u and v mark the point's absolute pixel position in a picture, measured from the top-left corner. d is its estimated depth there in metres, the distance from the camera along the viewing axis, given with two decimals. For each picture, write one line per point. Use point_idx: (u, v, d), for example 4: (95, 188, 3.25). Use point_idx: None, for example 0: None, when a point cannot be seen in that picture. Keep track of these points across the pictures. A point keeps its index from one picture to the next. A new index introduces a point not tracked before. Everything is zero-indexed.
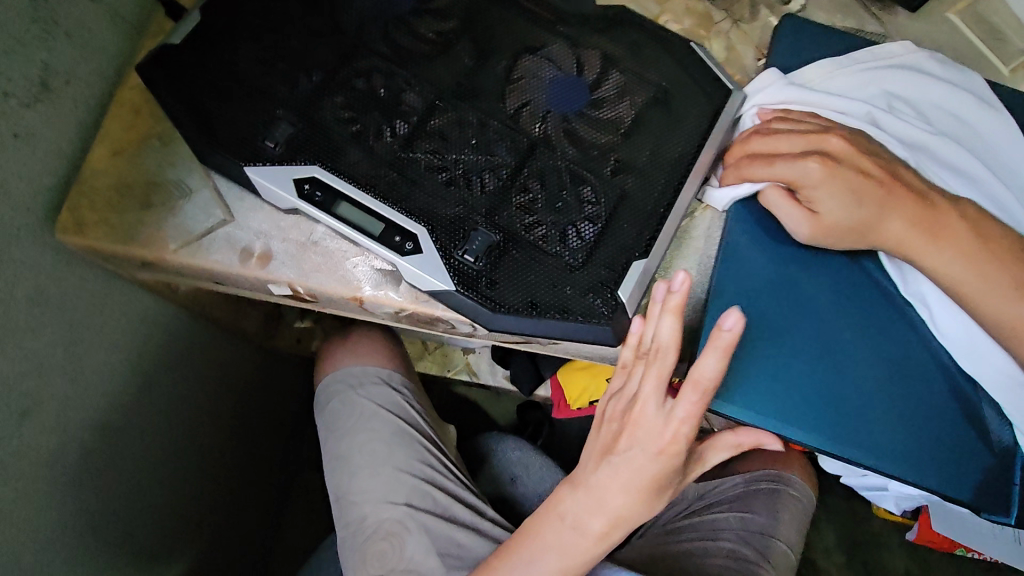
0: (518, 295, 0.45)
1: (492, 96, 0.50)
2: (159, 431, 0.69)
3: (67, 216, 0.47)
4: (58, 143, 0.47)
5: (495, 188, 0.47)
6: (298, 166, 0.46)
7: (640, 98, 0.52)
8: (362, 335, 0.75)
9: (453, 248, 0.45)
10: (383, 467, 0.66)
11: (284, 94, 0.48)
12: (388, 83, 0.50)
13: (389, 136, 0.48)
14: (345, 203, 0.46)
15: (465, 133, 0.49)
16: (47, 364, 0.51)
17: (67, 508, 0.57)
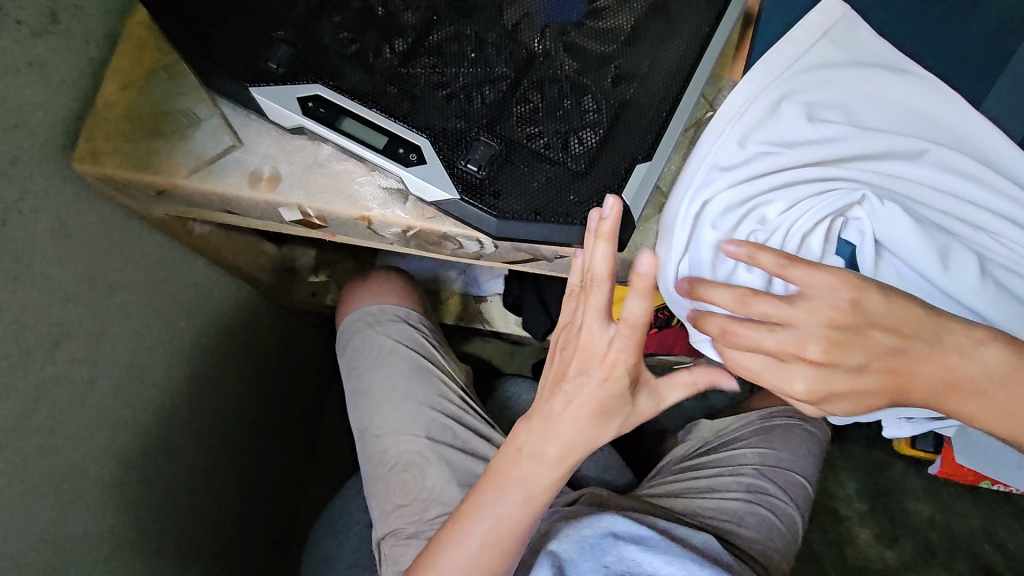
0: (521, 202, 0.46)
1: (489, 10, 0.50)
2: (183, 377, 0.71)
3: (84, 147, 0.49)
4: (71, 75, 0.48)
5: (496, 99, 0.48)
6: (301, 85, 0.47)
7: (638, 7, 0.51)
8: (381, 278, 0.76)
9: (456, 158, 0.46)
10: (403, 401, 0.68)
11: (283, 16, 0.48)
12: (386, 1, 0.50)
13: (388, 53, 0.48)
14: (349, 119, 0.47)
15: (463, 48, 0.49)
16: (74, 296, 0.54)
17: (100, 441, 0.60)
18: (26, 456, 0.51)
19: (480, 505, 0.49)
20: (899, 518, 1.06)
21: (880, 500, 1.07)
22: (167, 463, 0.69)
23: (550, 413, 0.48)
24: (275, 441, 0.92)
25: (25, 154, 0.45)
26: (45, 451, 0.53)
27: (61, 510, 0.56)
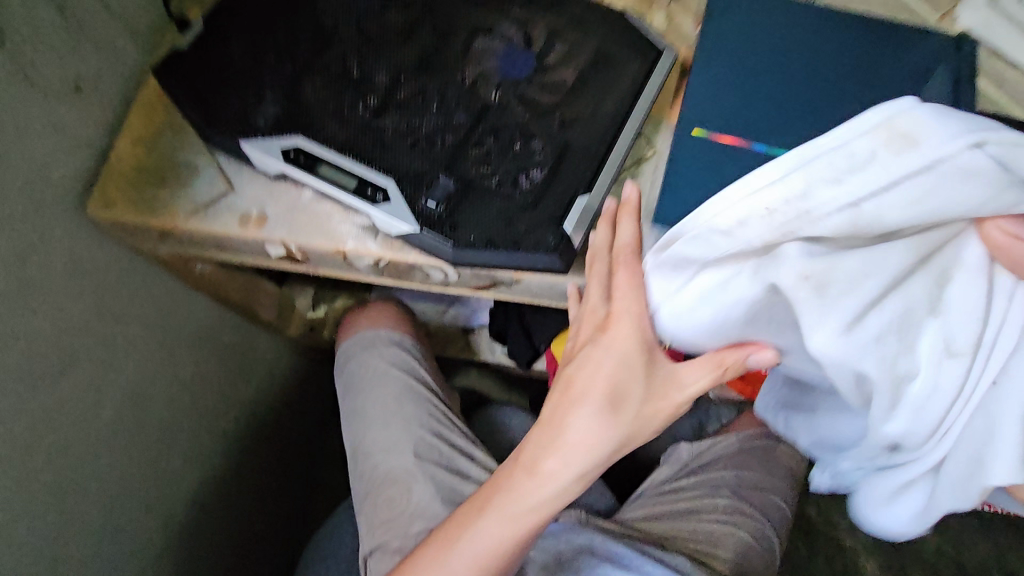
0: (476, 233, 0.51)
1: (449, 71, 0.58)
2: (182, 407, 0.76)
3: (98, 195, 0.56)
4: (91, 135, 0.56)
5: (454, 145, 0.54)
6: (285, 137, 0.54)
7: (581, 62, 0.58)
8: (378, 305, 0.82)
9: (418, 197, 0.52)
10: (391, 421, 0.72)
11: (272, 81, 0.56)
12: (360, 65, 0.58)
13: (361, 108, 0.56)
14: (325, 165, 0.54)
15: (426, 103, 0.56)
16: (85, 327, 0.60)
17: (102, 464, 0.64)
18: (34, 474, 0.56)
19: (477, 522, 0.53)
20: (899, 546, 1.05)
21: None
22: (163, 488, 0.73)
23: (560, 430, 0.50)
24: (271, 472, 0.96)
25: (46, 202, 0.53)
26: (51, 470, 0.58)
27: (63, 528, 0.60)
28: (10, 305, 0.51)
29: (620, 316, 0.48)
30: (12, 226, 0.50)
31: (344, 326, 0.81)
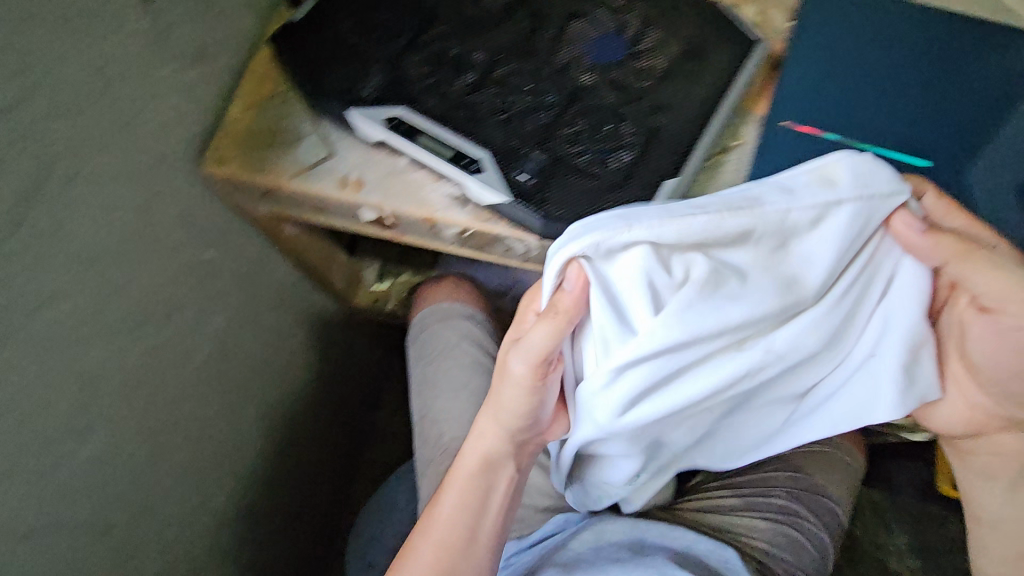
0: (564, 206, 0.53)
1: (543, 52, 0.60)
2: (258, 362, 0.81)
3: (213, 153, 0.61)
4: (210, 98, 0.61)
5: (546, 123, 0.56)
6: (387, 108, 0.57)
7: (673, 50, 0.59)
8: (453, 283, 0.85)
9: (509, 169, 0.55)
10: (461, 391, 0.74)
11: (377, 55, 0.59)
12: (460, 43, 0.60)
13: (459, 84, 0.58)
14: (425, 136, 0.57)
15: (520, 82, 0.59)
16: (190, 277, 0.64)
17: (191, 407, 0.69)
18: (138, 407, 0.61)
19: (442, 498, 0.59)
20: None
21: (941, 557, 1.02)
22: (236, 437, 0.78)
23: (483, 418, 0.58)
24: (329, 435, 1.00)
25: (170, 156, 0.57)
26: (152, 405, 0.63)
27: (156, 460, 0.65)
28: (135, 247, 0.56)
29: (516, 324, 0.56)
30: (142, 176, 0.54)
31: (422, 296, 0.85)
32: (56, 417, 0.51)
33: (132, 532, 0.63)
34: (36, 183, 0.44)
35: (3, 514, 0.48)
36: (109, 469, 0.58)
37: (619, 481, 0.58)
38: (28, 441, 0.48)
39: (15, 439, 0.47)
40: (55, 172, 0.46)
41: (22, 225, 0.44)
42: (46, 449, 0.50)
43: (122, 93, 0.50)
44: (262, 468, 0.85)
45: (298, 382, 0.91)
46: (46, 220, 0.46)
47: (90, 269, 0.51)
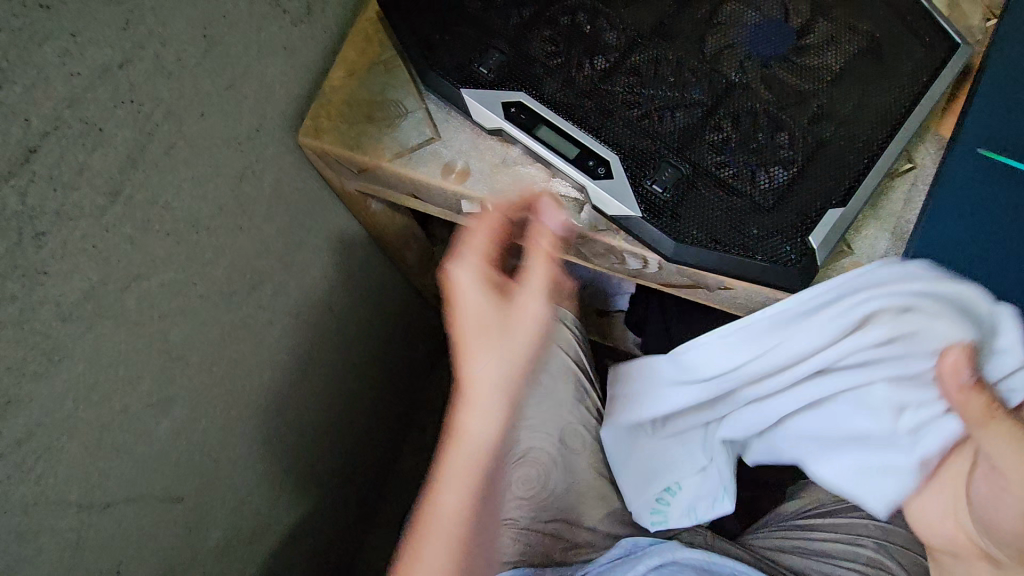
0: (701, 228, 0.46)
1: (690, 38, 0.51)
2: (329, 336, 0.78)
3: (309, 123, 0.56)
4: (310, 60, 0.55)
5: (688, 126, 0.49)
6: (507, 91, 0.51)
7: (848, 47, 0.50)
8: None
9: (642, 177, 0.48)
10: None
11: (499, 26, 0.52)
12: (593, 19, 0.52)
13: (589, 69, 0.51)
14: (545, 127, 0.50)
15: (660, 73, 0.50)
16: (273, 249, 0.61)
17: (263, 379, 0.67)
18: (214, 381, 0.59)
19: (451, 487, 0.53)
20: None
21: None
22: (301, 409, 0.77)
23: (489, 402, 0.53)
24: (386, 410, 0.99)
25: (266, 124, 0.53)
26: (227, 379, 0.61)
27: (226, 433, 0.63)
28: (226, 220, 0.52)
29: (525, 289, 0.53)
30: (238, 144, 0.50)
31: None
32: (139, 393, 0.49)
33: (201, 502, 0.62)
34: (136, 152, 0.40)
35: (84, 488, 0.46)
36: (184, 443, 0.57)
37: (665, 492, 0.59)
38: (111, 417, 0.47)
39: (99, 416, 0.45)
40: (154, 140, 0.41)
41: (119, 198, 0.40)
42: (128, 425, 0.49)
43: (226, 54, 0.45)
44: (323, 441, 0.84)
45: (362, 356, 0.89)
46: (142, 191, 0.42)
47: (181, 243, 0.48)
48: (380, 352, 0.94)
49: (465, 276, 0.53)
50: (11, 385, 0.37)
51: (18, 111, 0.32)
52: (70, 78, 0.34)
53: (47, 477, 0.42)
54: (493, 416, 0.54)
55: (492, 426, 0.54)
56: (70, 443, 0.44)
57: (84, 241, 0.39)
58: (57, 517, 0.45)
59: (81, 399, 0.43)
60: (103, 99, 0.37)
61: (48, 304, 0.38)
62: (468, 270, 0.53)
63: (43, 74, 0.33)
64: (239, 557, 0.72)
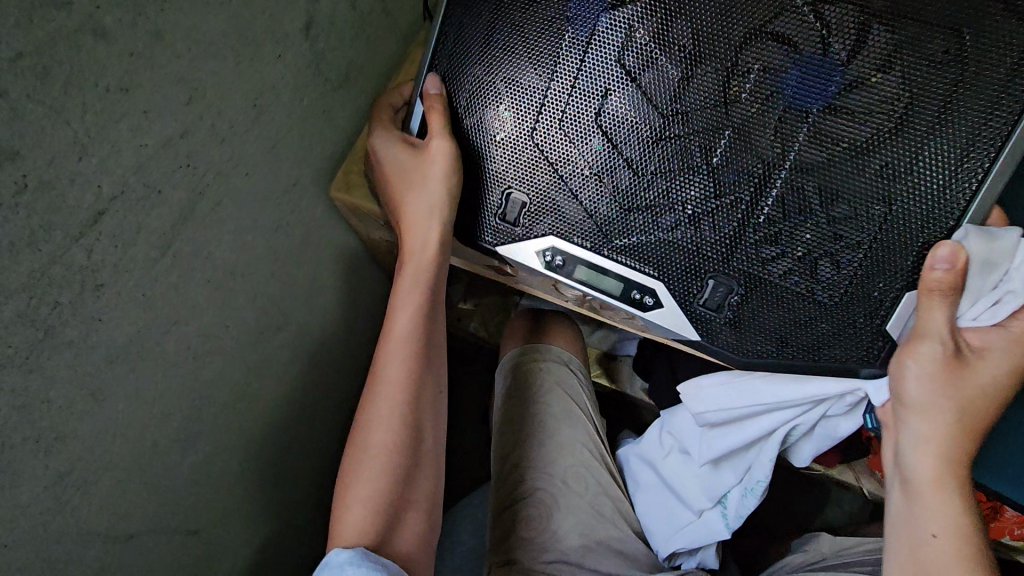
0: (762, 336, 0.52)
1: (712, 119, 0.47)
2: (345, 372, 0.81)
3: (342, 179, 0.60)
4: (345, 120, 0.60)
5: (729, 229, 0.49)
6: (537, 239, 0.53)
7: (915, 70, 0.43)
8: (556, 323, 0.86)
9: (695, 296, 0.51)
10: (547, 440, 0.74)
11: (509, 156, 0.52)
12: (603, 119, 0.49)
13: (611, 188, 0.50)
14: (582, 267, 0.53)
15: (687, 168, 0.48)
16: (301, 292, 0.64)
17: (283, 417, 0.69)
18: (238, 419, 0.61)
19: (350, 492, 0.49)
20: None
21: None
22: (314, 445, 0.78)
23: (373, 423, 0.50)
24: None
25: (302, 179, 0.57)
26: (249, 416, 0.63)
27: (244, 468, 0.65)
28: (259, 267, 0.56)
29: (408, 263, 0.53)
30: (275, 198, 0.54)
31: (518, 329, 0.86)
32: (169, 429, 0.51)
33: (215, 537, 0.63)
34: (187, 211, 0.44)
35: (111, 521, 0.48)
36: (206, 478, 0.59)
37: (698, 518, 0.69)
38: (142, 452, 0.49)
39: (132, 450, 0.48)
40: (203, 198, 0.45)
41: (168, 251, 0.44)
42: (156, 459, 0.51)
43: (272, 120, 0.50)
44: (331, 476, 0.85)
45: None
46: (189, 244, 0.46)
47: (218, 289, 0.51)
48: None
49: (401, 316, 0.53)
50: (60, 422, 0.40)
51: (93, 179, 0.36)
52: (138, 149, 0.38)
53: (81, 509, 0.45)
54: (394, 420, 0.50)
55: (427, 421, 0.52)
56: (103, 477, 0.46)
57: (135, 290, 0.42)
58: (85, 548, 0.46)
59: (117, 435, 0.46)
60: (163, 166, 0.40)
61: (100, 347, 0.41)
62: (404, 315, 0.53)
63: (116, 146, 0.37)
64: None
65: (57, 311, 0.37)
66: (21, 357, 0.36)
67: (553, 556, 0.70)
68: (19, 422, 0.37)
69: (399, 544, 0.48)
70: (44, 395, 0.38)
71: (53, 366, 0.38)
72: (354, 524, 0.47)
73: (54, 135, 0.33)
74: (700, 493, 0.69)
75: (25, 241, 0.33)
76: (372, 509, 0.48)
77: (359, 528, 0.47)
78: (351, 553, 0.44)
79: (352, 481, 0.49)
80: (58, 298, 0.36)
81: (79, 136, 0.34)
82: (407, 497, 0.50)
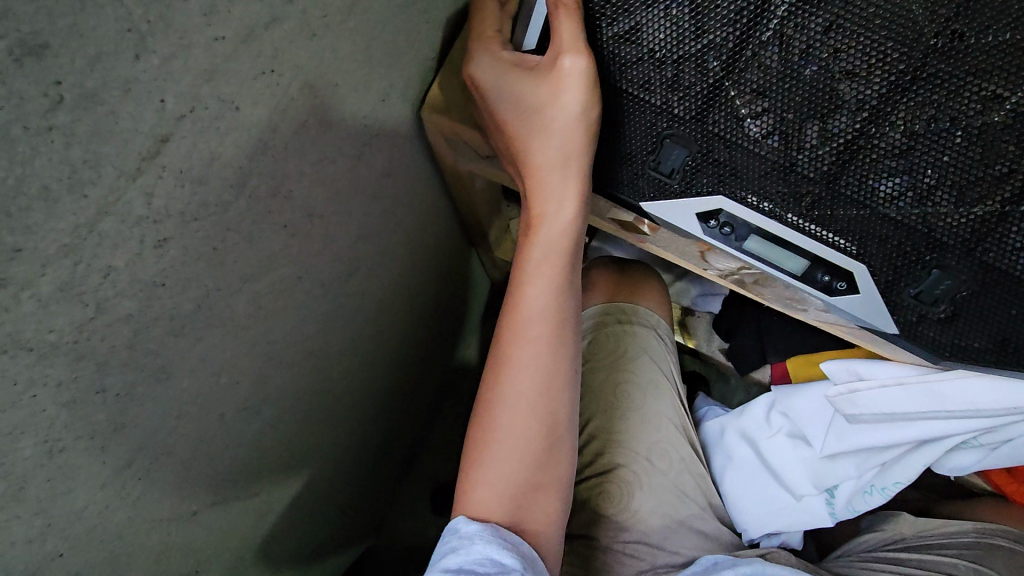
0: (981, 335, 0.44)
1: (995, 64, 0.33)
2: (405, 315, 0.72)
3: (435, 94, 0.50)
4: (441, 12, 0.46)
5: (978, 213, 0.38)
6: (703, 199, 0.45)
7: None
8: (639, 272, 0.76)
9: (908, 288, 0.44)
10: (631, 412, 0.67)
11: (680, 94, 0.41)
12: (826, 45, 0.35)
13: (815, 143, 0.39)
14: (755, 239, 0.46)
15: (938, 129, 0.36)
16: (375, 231, 0.53)
17: (346, 368, 0.61)
18: (302, 377, 0.52)
19: (477, 457, 0.48)
20: None
21: None
22: (369, 391, 0.71)
23: (505, 390, 0.48)
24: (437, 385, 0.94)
25: (391, 92, 0.44)
26: (314, 373, 0.54)
27: (304, 426, 0.57)
28: (338, 206, 0.44)
29: (545, 216, 0.47)
30: (362, 116, 0.41)
31: (592, 275, 0.76)
32: (236, 400, 0.43)
33: (270, 496, 0.57)
34: (267, 135, 0.32)
35: (175, 503, 0.41)
36: (268, 442, 0.51)
37: (802, 512, 0.66)
38: (208, 429, 0.41)
39: (198, 428, 0.39)
40: (287, 117, 0.33)
41: (244, 190, 0.32)
42: (222, 433, 0.43)
43: (369, 9, 0.36)
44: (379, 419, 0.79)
45: (427, 334, 0.83)
46: (267, 180, 0.34)
47: (295, 235, 0.40)
48: (440, 326, 0.87)
49: (536, 291, 0.49)
50: (116, 413, 0.31)
51: (155, 89, 0.24)
52: (213, 45, 0.26)
53: (143, 499, 0.37)
54: (525, 404, 0.48)
55: (562, 400, 0.49)
56: (167, 462, 0.38)
57: (205, 244, 0.31)
58: (147, 536, 0.40)
59: (182, 415, 0.37)
60: (243, 70, 0.28)
61: (162, 320, 0.31)
62: (538, 290, 0.49)
63: (185, 38, 0.24)
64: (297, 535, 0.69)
65: (110, 280, 0.26)
66: (68, 343, 0.26)
67: (632, 536, 0.64)
68: (69, 420, 0.28)
69: (527, 523, 0.47)
70: (97, 384, 0.29)
71: (108, 349, 0.28)
72: (483, 494, 0.47)
73: (101, 15, 0.21)
74: (806, 480, 0.65)
75: (65, 183, 0.22)
76: (500, 490, 0.47)
77: (489, 498, 0.47)
78: (480, 526, 0.45)
79: (480, 451, 0.48)
80: (113, 261, 0.26)
81: (136, 20, 0.22)
82: (536, 482, 0.48)
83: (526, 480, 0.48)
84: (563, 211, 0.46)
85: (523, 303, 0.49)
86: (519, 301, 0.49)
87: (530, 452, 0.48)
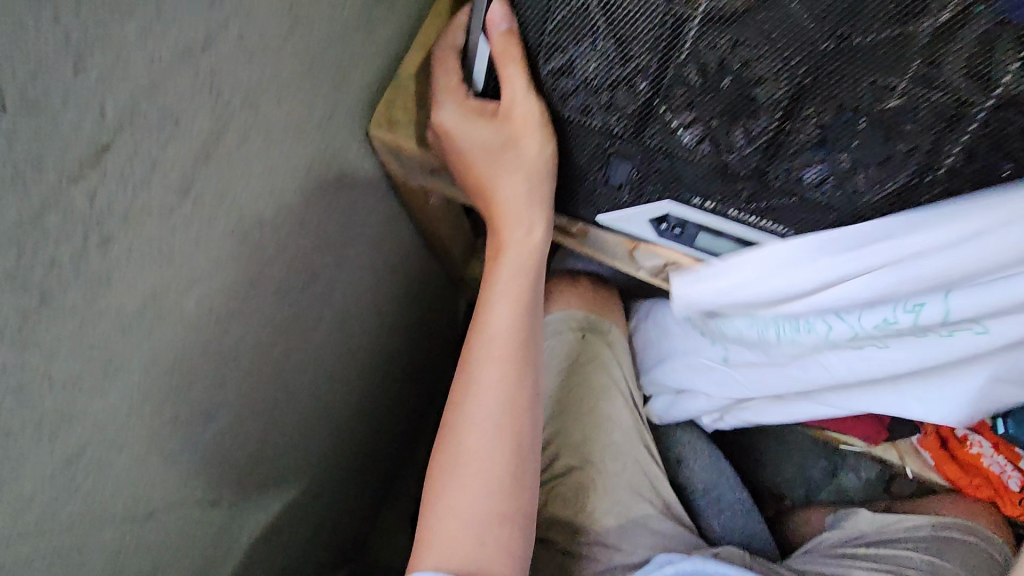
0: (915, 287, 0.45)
1: (884, 64, 0.34)
2: (372, 328, 0.74)
3: (383, 113, 0.53)
4: (381, 41, 0.50)
5: (893, 185, 0.40)
6: (651, 205, 0.49)
7: None
8: (595, 282, 0.79)
9: None
10: (586, 415, 0.69)
11: (613, 109, 0.43)
12: (735, 59, 0.37)
13: (742, 147, 0.41)
14: (702, 233, 0.50)
15: (846, 121, 0.38)
16: (331, 242, 0.56)
17: (311, 376, 0.63)
18: (262, 384, 0.54)
19: (444, 481, 0.50)
20: None
21: None
22: (338, 401, 0.72)
23: (473, 414, 0.50)
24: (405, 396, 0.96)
25: (337, 110, 0.48)
26: (275, 380, 0.56)
27: (269, 434, 0.59)
28: (290, 216, 0.47)
29: (508, 250, 0.51)
30: (309, 132, 0.45)
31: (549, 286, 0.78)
32: (190, 401, 0.45)
33: (235, 507, 0.58)
34: (209, 146, 0.35)
35: (129, 502, 0.43)
36: (228, 446, 0.53)
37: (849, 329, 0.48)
38: (162, 428, 0.43)
39: (150, 424, 0.41)
40: (229, 130, 0.37)
41: (189, 194, 0.35)
42: (178, 432, 0.45)
43: (308, 34, 0.40)
44: (350, 432, 0.80)
45: (397, 349, 0.85)
46: (212, 186, 0.37)
47: (246, 241, 0.43)
48: (411, 342, 0.90)
49: (502, 310, 0.51)
50: (64, 402, 0.33)
51: (93, 100, 0.27)
52: (152, 62, 0.29)
53: (94, 493, 0.39)
54: (490, 425, 0.50)
55: (528, 420, 0.51)
56: (120, 456, 0.40)
57: (150, 244, 0.34)
58: (100, 533, 0.41)
59: (134, 412, 0.39)
60: (183, 82, 0.31)
61: (109, 314, 0.33)
62: (505, 310, 0.51)
63: (124, 56, 0.28)
64: (268, 552, 0.69)
65: (54, 273, 0.29)
66: (15, 328, 0.28)
67: (590, 537, 0.66)
68: (16, 403, 0.30)
69: (493, 559, 0.48)
70: (44, 372, 0.31)
71: (53, 339, 0.31)
72: (450, 518, 0.48)
73: (41, 33, 0.24)
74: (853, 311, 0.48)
75: (8, 180, 0.25)
76: (465, 518, 0.48)
77: (450, 531, 0.48)
78: None
79: (447, 473, 0.50)
80: (57, 254, 0.29)
81: (73, 38, 0.25)
82: (501, 511, 0.49)
83: (495, 508, 0.49)
84: (524, 246, 0.51)
85: (484, 321, 0.52)
86: (483, 326, 0.52)
87: (500, 477, 0.49)
